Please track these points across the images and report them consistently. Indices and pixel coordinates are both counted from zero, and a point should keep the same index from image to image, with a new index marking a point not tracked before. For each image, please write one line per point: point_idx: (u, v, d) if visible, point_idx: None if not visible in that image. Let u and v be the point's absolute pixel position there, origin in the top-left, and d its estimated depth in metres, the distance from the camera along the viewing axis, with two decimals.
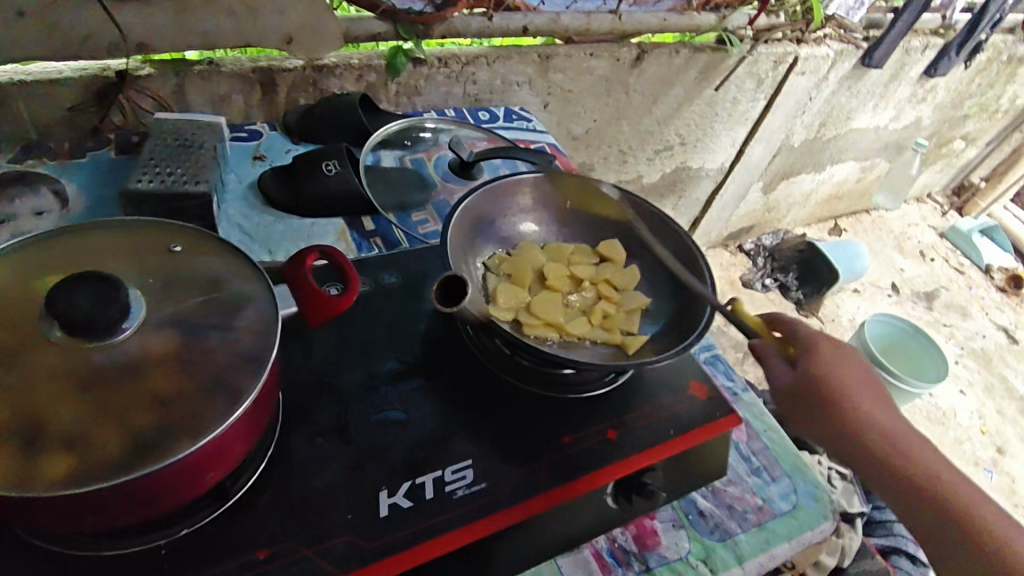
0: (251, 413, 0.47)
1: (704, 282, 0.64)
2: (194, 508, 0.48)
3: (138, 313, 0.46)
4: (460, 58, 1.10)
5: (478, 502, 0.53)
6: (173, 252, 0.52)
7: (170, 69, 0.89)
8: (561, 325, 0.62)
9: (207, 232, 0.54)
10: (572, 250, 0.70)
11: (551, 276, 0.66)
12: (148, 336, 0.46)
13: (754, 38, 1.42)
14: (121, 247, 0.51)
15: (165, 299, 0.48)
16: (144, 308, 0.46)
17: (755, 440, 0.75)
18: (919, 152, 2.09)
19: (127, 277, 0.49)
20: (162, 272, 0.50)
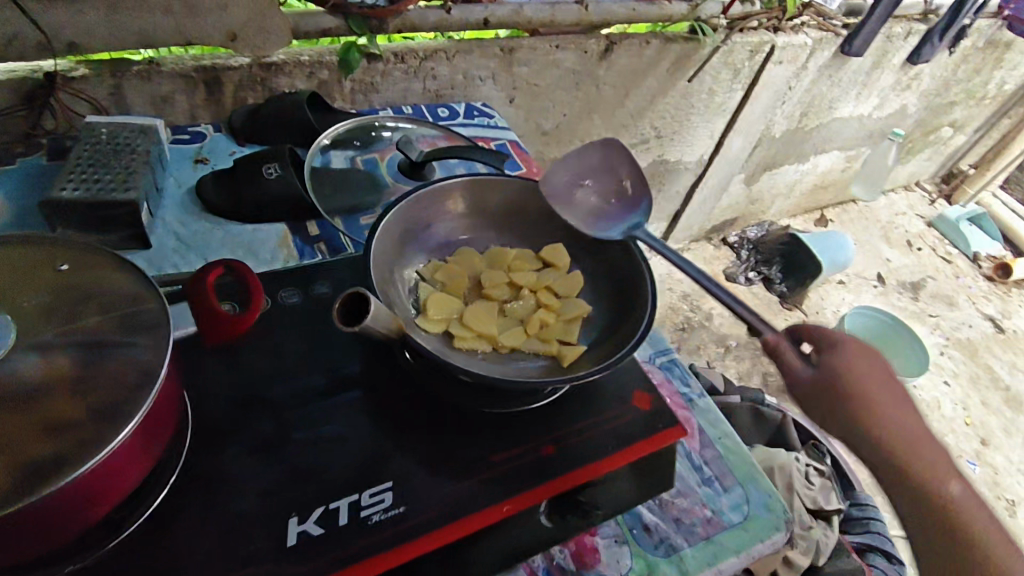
0: (139, 438, 0.45)
1: (647, 290, 0.61)
2: (88, 542, 0.46)
3: (5, 339, 0.43)
4: (418, 53, 1.06)
5: (395, 528, 0.50)
6: (60, 271, 0.48)
7: (106, 70, 0.86)
8: (494, 338, 0.59)
9: (98, 246, 0.51)
10: (515, 257, 0.68)
11: (489, 284, 0.64)
12: (24, 363, 0.43)
13: (728, 27, 1.37)
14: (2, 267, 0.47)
15: (49, 322, 0.45)
16: (12, 335, 0.43)
17: (707, 448, 0.73)
18: (896, 142, 2.03)
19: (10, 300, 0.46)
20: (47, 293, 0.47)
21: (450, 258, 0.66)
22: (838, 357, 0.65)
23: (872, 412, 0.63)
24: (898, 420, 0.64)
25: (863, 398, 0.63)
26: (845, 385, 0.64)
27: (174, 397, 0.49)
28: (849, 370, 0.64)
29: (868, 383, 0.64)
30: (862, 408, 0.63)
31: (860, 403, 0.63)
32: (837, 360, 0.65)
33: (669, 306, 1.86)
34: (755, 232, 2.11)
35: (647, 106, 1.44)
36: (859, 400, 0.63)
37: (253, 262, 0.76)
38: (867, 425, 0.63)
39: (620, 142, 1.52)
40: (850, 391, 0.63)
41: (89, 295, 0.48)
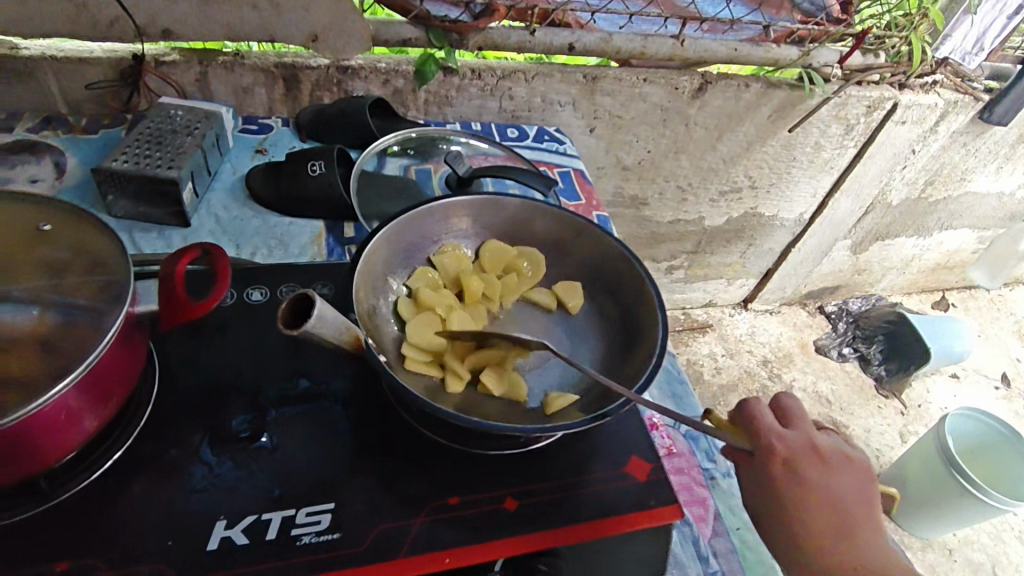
0: (82, 401, 0.46)
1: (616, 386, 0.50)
2: (10, 506, 0.46)
3: None
4: (496, 71, 1.05)
5: (322, 554, 0.47)
6: (40, 231, 0.51)
7: (194, 58, 0.92)
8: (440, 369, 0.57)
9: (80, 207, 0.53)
10: (511, 263, 0.65)
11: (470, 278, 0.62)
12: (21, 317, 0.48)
13: (844, 78, 1.26)
14: None
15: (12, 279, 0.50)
16: None
17: (720, 538, 0.62)
18: None
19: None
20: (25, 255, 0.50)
21: (444, 263, 0.64)
22: (793, 442, 0.54)
23: (824, 532, 0.52)
24: (865, 558, 0.52)
25: (817, 542, 0.52)
26: (798, 520, 0.52)
27: (128, 372, 0.50)
28: (789, 471, 0.52)
29: (825, 522, 0.52)
30: (808, 535, 0.52)
31: (794, 517, 0.52)
32: (805, 482, 0.52)
33: (744, 370, 1.71)
34: (858, 305, 1.91)
35: (743, 154, 1.35)
36: (803, 527, 0.52)
37: (280, 255, 0.76)
38: (810, 543, 0.52)
39: (711, 188, 1.43)
40: (809, 491, 0.52)
41: (58, 258, 0.51)
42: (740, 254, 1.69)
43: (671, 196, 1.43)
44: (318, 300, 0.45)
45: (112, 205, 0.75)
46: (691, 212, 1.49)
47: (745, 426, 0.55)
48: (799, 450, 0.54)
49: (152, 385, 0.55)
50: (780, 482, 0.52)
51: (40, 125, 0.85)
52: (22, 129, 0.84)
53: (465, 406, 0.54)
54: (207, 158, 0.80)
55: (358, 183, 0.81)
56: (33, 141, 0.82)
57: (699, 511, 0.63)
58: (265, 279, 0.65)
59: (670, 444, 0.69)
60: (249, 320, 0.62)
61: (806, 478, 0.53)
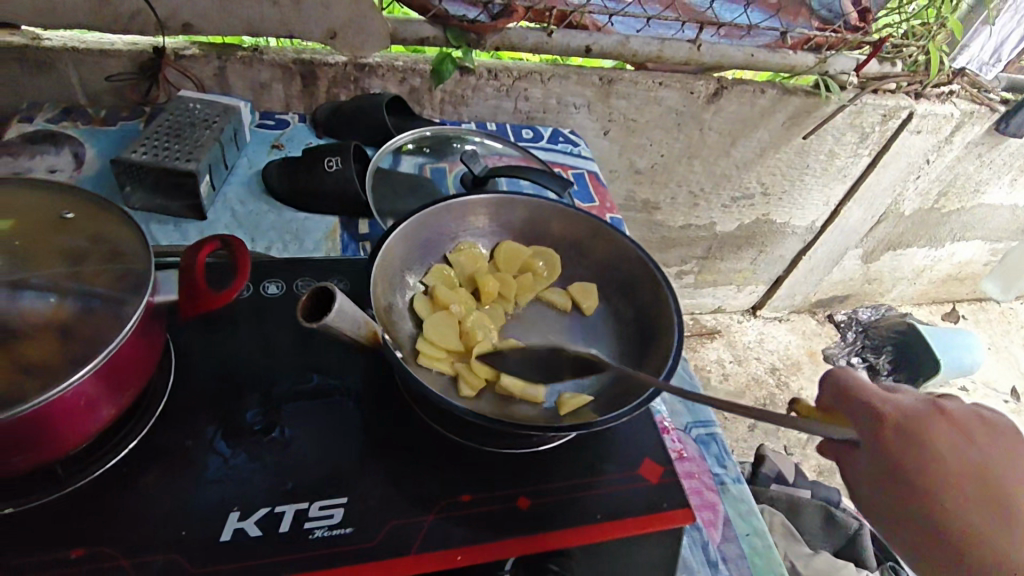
0: (100, 389, 0.46)
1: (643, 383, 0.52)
2: (26, 492, 0.46)
3: None
4: (512, 72, 1.05)
5: (334, 548, 0.47)
6: (63, 220, 0.52)
7: (213, 53, 0.92)
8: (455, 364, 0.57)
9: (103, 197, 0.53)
10: (526, 262, 0.65)
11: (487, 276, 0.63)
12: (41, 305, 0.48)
13: (860, 86, 1.26)
14: (14, 205, 0.51)
15: (28, 263, 0.49)
16: None
17: (729, 544, 0.61)
18: None
19: (14, 244, 0.50)
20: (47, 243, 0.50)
21: (459, 261, 0.64)
22: (909, 412, 0.52)
23: (955, 499, 0.48)
24: (999, 526, 0.48)
25: (952, 512, 0.48)
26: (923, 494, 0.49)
27: (145, 362, 0.50)
28: (906, 442, 0.50)
29: (957, 487, 0.49)
30: (920, 495, 0.49)
31: (918, 490, 0.49)
32: (924, 449, 0.50)
33: (752, 377, 1.71)
34: (868, 314, 1.90)
35: (756, 160, 1.35)
36: (933, 502, 0.49)
37: (295, 249, 0.77)
38: (944, 517, 0.48)
39: (723, 193, 1.43)
40: (919, 450, 0.50)
41: (75, 246, 0.51)
42: (750, 261, 1.69)
43: (683, 201, 1.43)
44: (339, 294, 0.45)
45: (129, 196, 0.75)
46: (703, 217, 1.49)
47: (848, 407, 0.53)
48: (913, 416, 0.52)
49: (168, 375, 0.55)
50: (897, 453, 0.50)
51: (59, 115, 0.85)
52: (41, 119, 0.85)
53: (478, 404, 0.55)
54: (224, 152, 0.80)
55: (374, 180, 0.82)
56: (52, 131, 0.83)
57: (710, 516, 0.63)
58: (281, 273, 0.66)
59: (680, 448, 0.69)
60: (264, 313, 0.62)
61: (924, 443, 0.50)
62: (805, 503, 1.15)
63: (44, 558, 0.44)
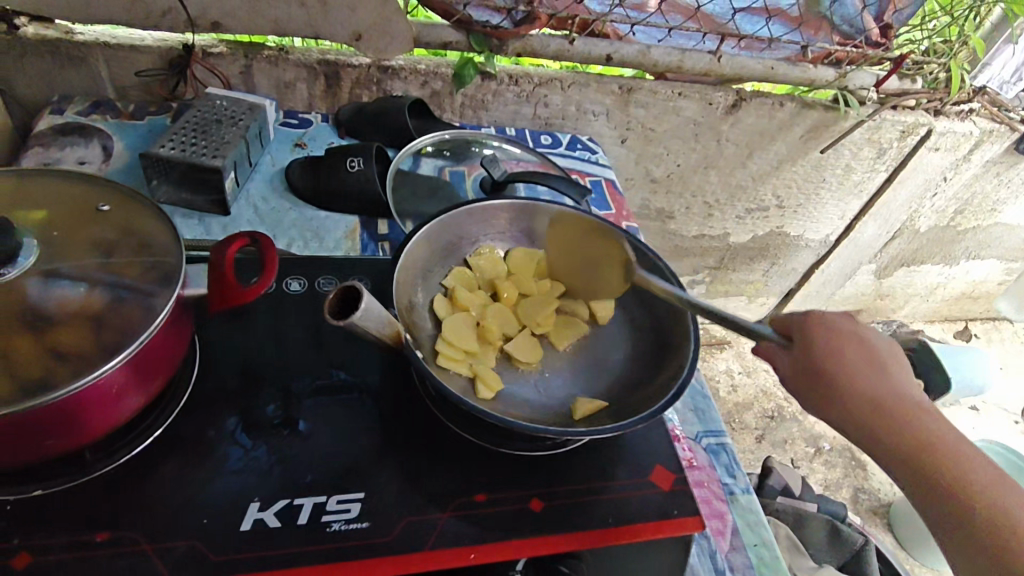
0: (129, 380, 0.47)
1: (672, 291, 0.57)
2: (52, 476, 0.48)
3: (24, 260, 0.46)
4: (533, 78, 1.06)
5: (351, 542, 0.48)
6: (99, 211, 0.53)
7: (240, 51, 0.94)
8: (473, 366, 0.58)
9: (139, 192, 0.55)
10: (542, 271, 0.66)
11: (502, 282, 0.64)
12: None
13: (879, 102, 1.26)
14: (53, 196, 0.53)
15: (59, 255, 0.49)
16: (32, 258, 0.47)
17: (736, 553, 0.61)
18: None
19: (50, 232, 0.50)
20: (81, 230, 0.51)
21: (478, 266, 0.65)
22: (837, 319, 0.58)
23: (873, 387, 0.56)
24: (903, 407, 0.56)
25: (871, 391, 0.56)
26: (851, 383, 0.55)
27: (173, 355, 0.51)
28: (833, 334, 0.57)
29: (864, 373, 0.56)
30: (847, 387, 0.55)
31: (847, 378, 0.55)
32: (850, 343, 0.57)
33: (760, 389, 1.71)
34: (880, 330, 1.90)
35: (772, 172, 1.35)
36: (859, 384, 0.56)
37: (316, 247, 0.78)
38: (854, 394, 0.55)
39: (738, 205, 1.43)
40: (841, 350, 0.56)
41: (104, 237, 0.52)
42: (763, 272, 1.69)
43: (698, 212, 1.43)
44: (366, 294, 0.46)
45: (156, 189, 0.77)
46: (717, 227, 1.49)
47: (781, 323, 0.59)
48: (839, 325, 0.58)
49: (191, 369, 0.57)
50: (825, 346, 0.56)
51: (89, 108, 0.87)
52: (71, 111, 0.87)
53: (495, 404, 0.56)
54: (249, 149, 0.82)
55: (394, 182, 0.83)
56: (82, 123, 0.85)
57: (718, 525, 0.63)
58: (304, 270, 0.67)
59: (691, 456, 0.69)
60: (287, 309, 0.64)
61: (844, 346, 0.56)
62: (812, 516, 1.15)
63: (69, 540, 0.45)
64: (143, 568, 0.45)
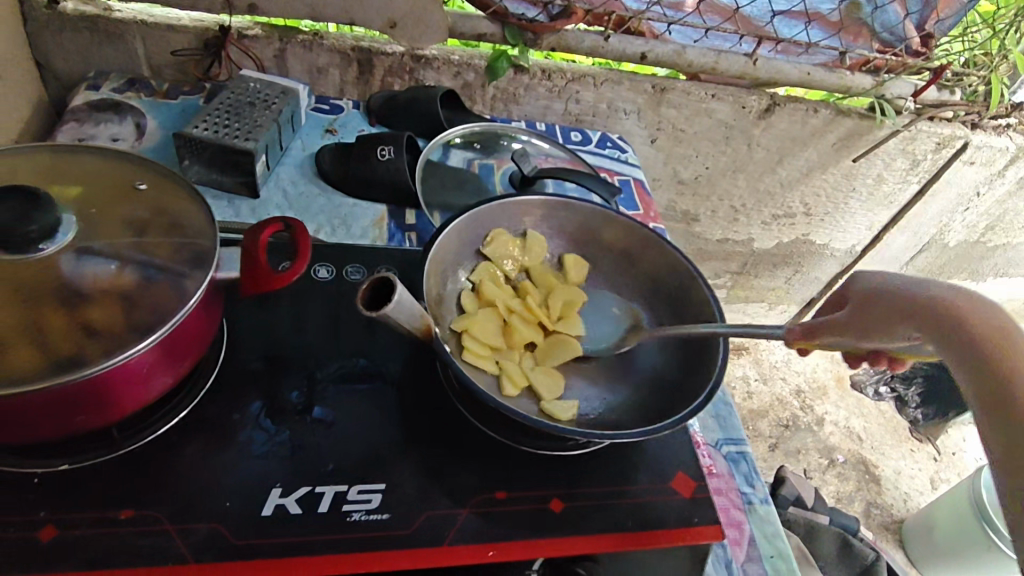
0: (159, 358, 0.48)
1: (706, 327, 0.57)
2: (81, 450, 0.48)
3: (63, 236, 0.46)
4: (566, 73, 1.05)
5: (370, 532, 0.48)
6: (136, 190, 0.53)
7: (275, 34, 0.94)
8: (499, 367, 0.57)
9: (175, 173, 0.55)
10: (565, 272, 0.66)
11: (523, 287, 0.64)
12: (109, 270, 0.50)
13: (916, 112, 1.23)
14: (92, 173, 0.53)
15: (95, 234, 0.49)
16: (71, 235, 0.47)
17: (752, 564, 0.60)
18: None
19: (88, 209, 0.50)
20: (117, 207, 0.52)
21: (496, 256, 0.64)
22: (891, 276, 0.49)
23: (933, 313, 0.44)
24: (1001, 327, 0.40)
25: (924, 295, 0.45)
26: (906, 297, 0.46)
27: (202, 336, 0.52)
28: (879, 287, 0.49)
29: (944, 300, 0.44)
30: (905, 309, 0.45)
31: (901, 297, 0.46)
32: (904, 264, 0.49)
33: (776, 397, 1.70)
34: None
35: (801, 179, 1.33)
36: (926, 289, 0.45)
37: (343, 235, 0.78)
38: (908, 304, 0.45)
39: (764, 211, 1.41)
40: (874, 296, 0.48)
41: (137, 216, 0.52)
42: (785, 280, 1.67)
43: (723, 216, 1.42)
44: (399, 285, 0.46)
45: (188, 169, 0.77)
46: (741, 232, 1.48)
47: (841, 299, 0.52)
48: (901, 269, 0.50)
49: (220, 352, 0.57)
50: (880, 279, 0.50)
51: (124, 86, 0.88)
52: (107, 87, 0.87)
53: (520, 403, 0.56)
54: (281, 134, 0.82)
55: (424, 173, 0.83)
56: (116, 101, 0.85)
57: (735, 535, 0.62)
58: (332, 258, 0.68)
59: (710, 464, 0.68)
60: (316, 296, 0.64)
61: (886, 291, 0.48)
62: (824, 527, 1.14)
63: (94, 517, 0.45)
64: (166, 547, 0.45)
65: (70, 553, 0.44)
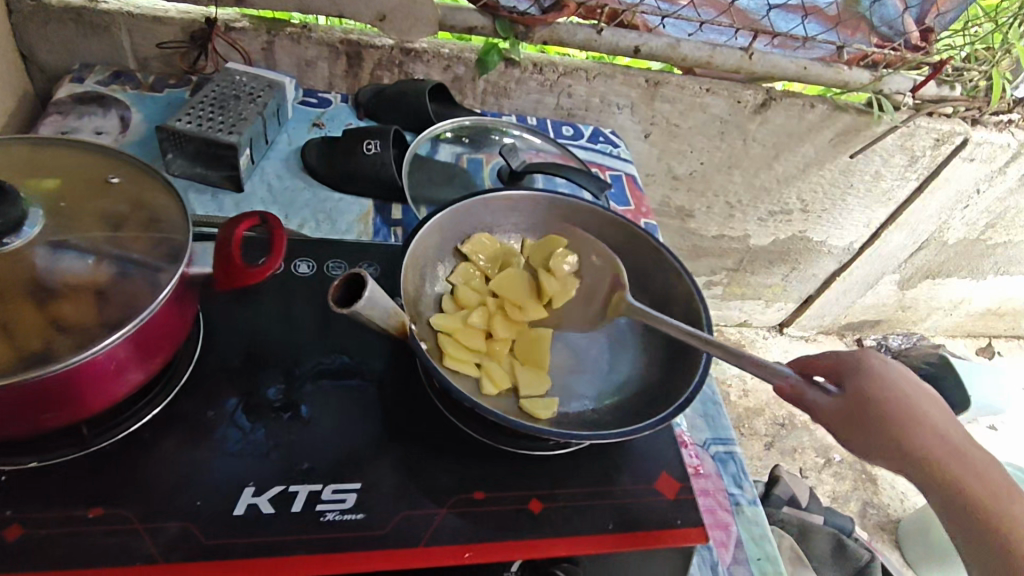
0: (130, 353, 0.47)
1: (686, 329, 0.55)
2: (50, 448, 0.47)
3: (29, 230, 0.45)
4: (558, 67, 1.03)
5: (344, 533, 0.47)
6: (109, 183, 0.52)
7: (263, 27, 0.93)
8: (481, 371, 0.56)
9: (150, 166, 0.54)
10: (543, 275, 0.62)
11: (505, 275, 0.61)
12: None
13: (914, 107, 1.22)
14: (64, 166, 0.52)
15: (65, 226, 0.48)
16: (37, 228, 0.46)
17: (738, 567, 0.59)
18: None
19: (58, 203, 0.49)
20: (88, 200, 0.51)
21: (472, 254, 0.63)
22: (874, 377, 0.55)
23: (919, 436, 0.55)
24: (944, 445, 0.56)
25: (919, 418, 0.55)
26: (902, 416, 0.54)
27: (176, 332, 0.51)
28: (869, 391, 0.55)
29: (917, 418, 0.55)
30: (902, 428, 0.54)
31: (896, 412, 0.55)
32: (885, 365, 0.57)
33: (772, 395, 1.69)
34: (899, 341, 1.86)
35: (798, 175, 1.32)
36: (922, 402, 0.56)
37: (327, 230, 0.77)
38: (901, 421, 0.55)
39: (760, 207, 1.40)
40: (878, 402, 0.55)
41: (113, 210, 0.51)
42: (782, 277, 1.66)
43: (719, 211, 1.40)
44: (370, 280, 0.45)
45: (171, 163, 0.76)
46: (737, 228, 1.46)
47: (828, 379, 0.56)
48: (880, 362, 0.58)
49: (196, 349, 0.56)
50: (861, 379, 0.55)
51: (109, 78, 0.87)
52: (91, 80, 0.86)
53: (501, 402, 0.55)
54: (267, 127, 0.81)
55: (410, 167, 0.82)
56: (101, 93, 0.84)
57: (721, 536, 0.61)
58: (313, 253, 0.67)
59: (698, 464, 0.67)
60: (296, 291, 0.63)
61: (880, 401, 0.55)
62: (818, 529, 1.13)
63: (62, 516, 0.45)
64: (134, 547, 0.44)
65: (36, 553, 0.43)
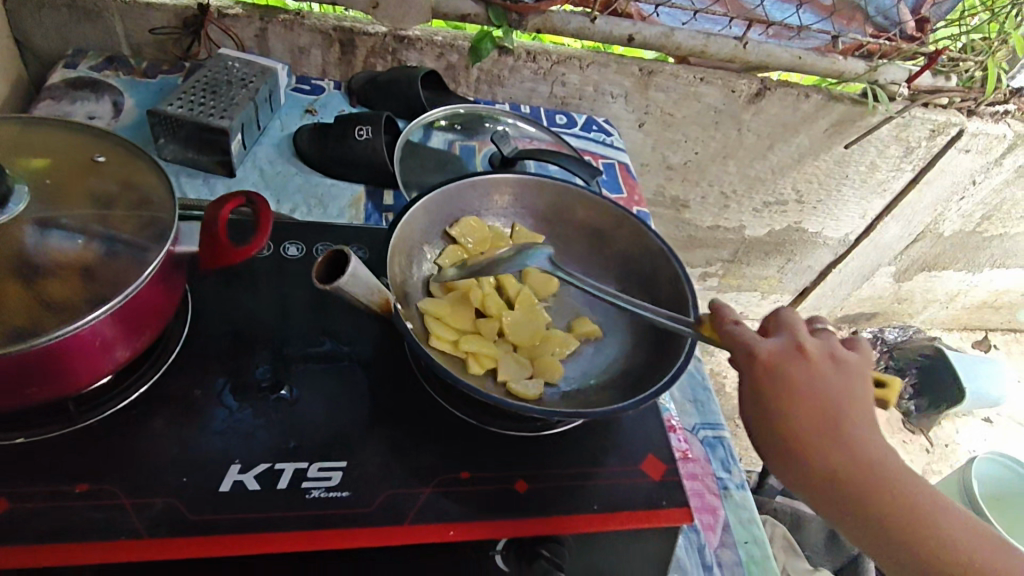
0: (116, 329, 0.47)
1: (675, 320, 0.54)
2: (38, 424, 0.48)
3: (14, 207, 0.45)
4: (551, 55, 1.03)
5: (330, 509, 0.47)
6: (94, 163, 0.52)
7: (256, 14, 0.93)
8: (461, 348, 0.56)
9: (137, 146, 0.54)
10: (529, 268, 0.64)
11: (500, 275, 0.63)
12: None
13: (909, 98, 1.21)
14: (51, 144, 0.52)
15: (50, 203, 0.48)
16: (22, 205, 0.46)
17: (725, 549, 0.60)
18: None
19: (43, 180, 0.49)
20: (74, 178, 0.51)
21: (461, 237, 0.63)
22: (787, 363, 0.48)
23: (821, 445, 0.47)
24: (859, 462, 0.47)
25: (822, 430, 0.47)
26: (800, 421, 0.47)
27: (162, 310, 0.51)
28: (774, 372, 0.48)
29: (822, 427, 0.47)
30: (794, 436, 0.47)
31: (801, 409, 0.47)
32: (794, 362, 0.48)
33: None
34: (895, 334, 1.86)
35: (793, 166, 1.32)
36: (826, 404, 0.48)
37: (318, 215, 0.77)
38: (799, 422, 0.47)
39: (755, 198, 1.40)
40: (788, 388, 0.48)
41: (99, 189, 0.51)
42: (777, 268, 1.66)
43: (714, 202, 1.40)
44: (353, 259, 0.46)
45: (163, 147, 0.76)
46: (732, 219, 1.47)
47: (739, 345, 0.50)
48: (780, 353, 0.49)
49: (183, 330, 0.56)
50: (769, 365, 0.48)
51: (102, 63, 0.87)
52: (84, 65, 0.86)
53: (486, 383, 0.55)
54: (258, 113, 0.81)
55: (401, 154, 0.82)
56: (94, 78, 0.84)
57: (708, 519, 0.61)
58: (303, 236, 0.67)
59: (686, 448, 0.67)
60: (285, 274, 0.63)
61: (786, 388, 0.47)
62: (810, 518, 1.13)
63: (48, 491, 0.45)
64: (119, 522, 0.44)
65: (21, 526, 0.43)
